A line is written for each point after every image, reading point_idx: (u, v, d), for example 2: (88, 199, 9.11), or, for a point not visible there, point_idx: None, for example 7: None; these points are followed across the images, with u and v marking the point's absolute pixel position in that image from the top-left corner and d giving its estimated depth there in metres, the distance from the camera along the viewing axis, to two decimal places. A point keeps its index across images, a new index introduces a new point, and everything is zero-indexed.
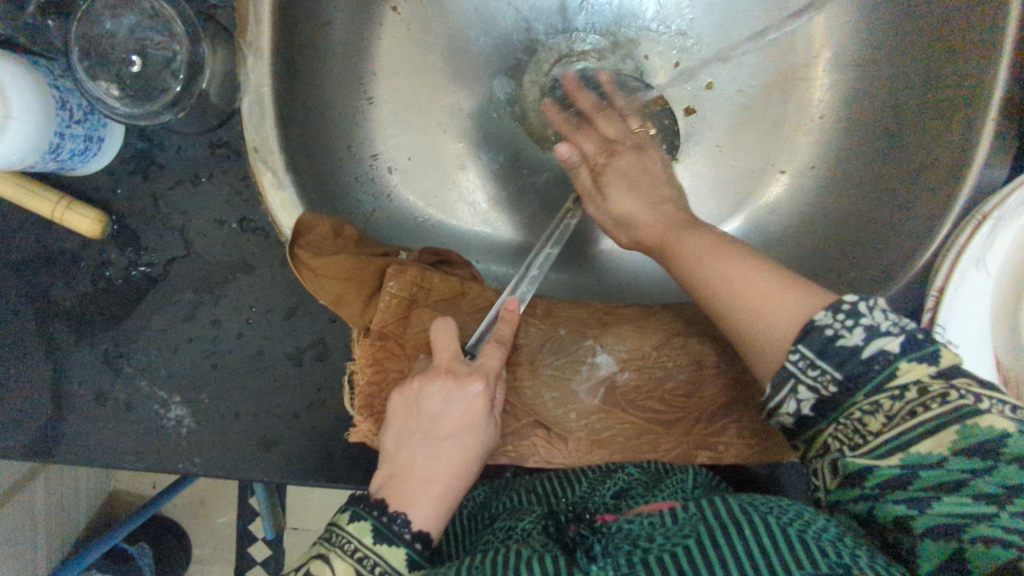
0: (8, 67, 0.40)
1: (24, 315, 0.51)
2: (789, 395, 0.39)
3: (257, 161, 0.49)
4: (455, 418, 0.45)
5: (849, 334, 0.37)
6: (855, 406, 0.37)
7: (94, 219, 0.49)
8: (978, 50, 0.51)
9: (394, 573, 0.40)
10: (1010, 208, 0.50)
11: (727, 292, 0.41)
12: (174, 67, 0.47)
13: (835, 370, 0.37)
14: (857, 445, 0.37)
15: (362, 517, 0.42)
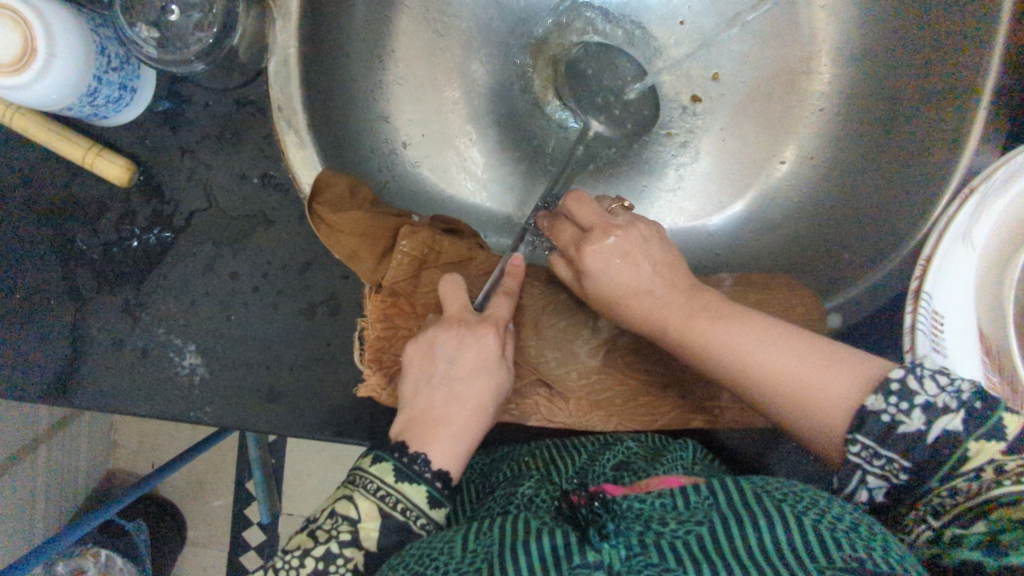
0: (55, 9, 0.42)
1: (48, 260, 0.53)
2: (858, 484, 0.39)
3: (283, 119, 0.51)
4: (470, 372, 0.47)
5: (908, 420, 0.36)
6: (935, 497, 0.37)
7: (123, 166, 0.51)
8: (969, 46, 0.53)
9: (417, 509, 0.42)
10: (997, 183, 0.48)
11: (780, 385, 0.41)
12: (208, 22, 0.49)
13: (898, 459, 0.37)
14: (934, 524, 0.37)
15: (383, 458, 0.43)
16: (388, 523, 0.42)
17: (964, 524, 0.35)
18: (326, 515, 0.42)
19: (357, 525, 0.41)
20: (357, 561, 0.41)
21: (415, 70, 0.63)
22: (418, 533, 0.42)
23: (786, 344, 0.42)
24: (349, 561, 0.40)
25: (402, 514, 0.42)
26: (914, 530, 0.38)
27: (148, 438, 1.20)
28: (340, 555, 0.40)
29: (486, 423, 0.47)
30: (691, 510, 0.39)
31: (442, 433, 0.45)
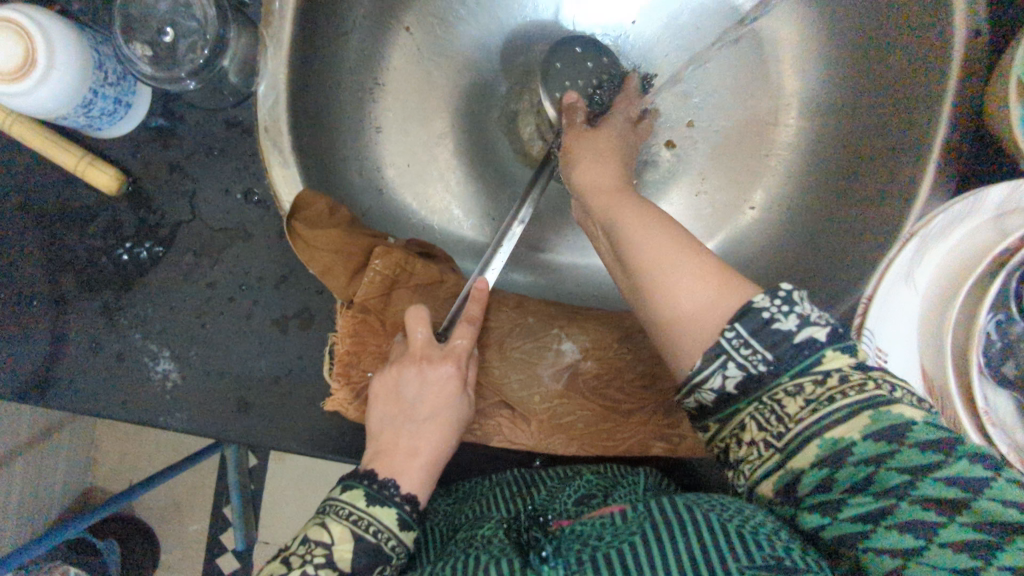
0: (57, 24, 0.45)
1: (35, 262, 0.55)
2: (717, 369, 0.37)
3: (268, 140, 0.54)
4: (433, 401, 0.50)
5: (785, 319, 0.36)
6: (779, 387, 0.36)
7: (113, 176, 0.53)
8: (923, 101, 0.56)
9: (388, 531, 0.43)
10: (932, 232, 0.47)
11: (666, 279, 0.39)
12: (202, 42, 0.50)
13: (765, 350, 0.36)
14: (778, 432, 0.36)
15: (354, 486, 0.44)
16: (361, 544, 0.41)
17: (812, 445, 0.34)
18: (298, 544, 0.41)
19: (331, 548, 0.41)
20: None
21: (427, 43, 0.66)
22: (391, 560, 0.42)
23: (687, 246, 0.40)
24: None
25: (374, 537, 0.42)
26: (751, 426, 0.37)
27: (128, 458, 1.20)
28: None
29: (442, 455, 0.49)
30: (626, 522, 0.40)
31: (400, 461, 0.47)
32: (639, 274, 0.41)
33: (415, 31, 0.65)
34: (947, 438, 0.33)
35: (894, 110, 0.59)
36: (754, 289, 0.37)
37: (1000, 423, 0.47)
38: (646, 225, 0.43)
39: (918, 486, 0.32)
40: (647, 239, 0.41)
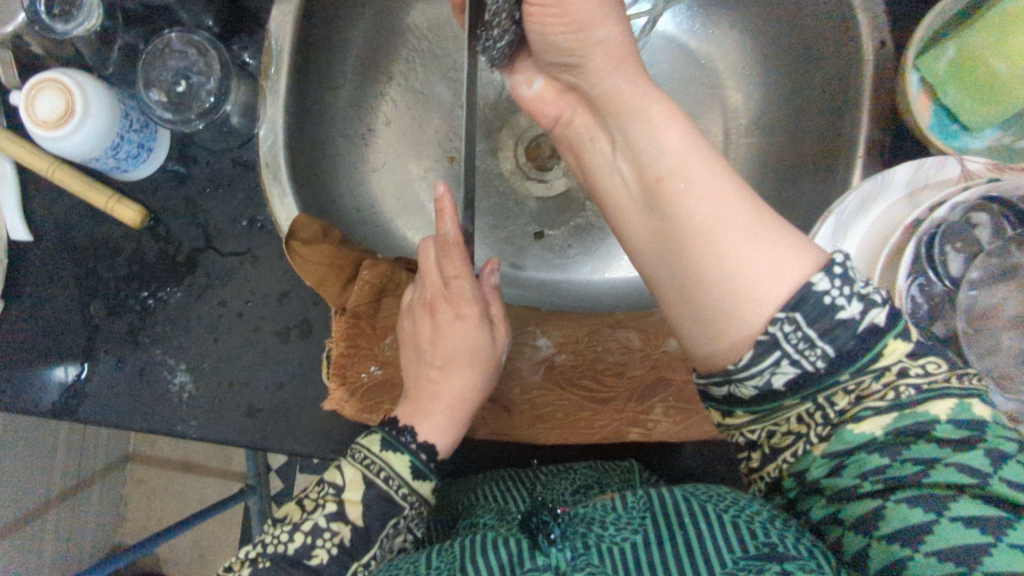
0: (91, 81, 0.54)
1: (70, 292, 0.63)
2: (769, 368, 0.35)
3: (269, 174, 0.62)
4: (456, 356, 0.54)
5: (848, 304, 0.34)
6: (836, 385, 0.36)
7: (136, 211, 0.61)
8: (846, 104, 0.61)
9: (400, 476, 0.49)
10: (847, 209, 0.50)
11: (711, 247, 0.36)
12: (208, 90, 0.60)
13: (824, 345, 0.35)
14: (816, 425, 0.37)
15: (373, 432, 0.51)
16: (369, 492, 0.48)
17: (841, 436, 0.36)
18: (319, 489, 0.49)
19: (342, 496, 0.48)
20: (342, 535, 0.47)
21: (404, 88, 0.75)
22: (403, 507, 0.49)
23: (743, 208, 0.36)
24: (336, 535, 0.47)
25: (385, 483, 0.48)
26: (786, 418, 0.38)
27: (155, 517, 1.19)
28: (327, 528, 0.47)
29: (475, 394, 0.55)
30: (627, 514, 0.43)
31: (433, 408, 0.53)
32: (684, 237, 0.38)
33: (398, 82, 0.74)
34: (973, 433, 0.34)
35: (823, 113, 0.64)
36: (814, 263, 0.35)
37: None
38: (691, 176, 0.38)
39: (930, 475, 0.34)
40: (698, 201, 0.37)
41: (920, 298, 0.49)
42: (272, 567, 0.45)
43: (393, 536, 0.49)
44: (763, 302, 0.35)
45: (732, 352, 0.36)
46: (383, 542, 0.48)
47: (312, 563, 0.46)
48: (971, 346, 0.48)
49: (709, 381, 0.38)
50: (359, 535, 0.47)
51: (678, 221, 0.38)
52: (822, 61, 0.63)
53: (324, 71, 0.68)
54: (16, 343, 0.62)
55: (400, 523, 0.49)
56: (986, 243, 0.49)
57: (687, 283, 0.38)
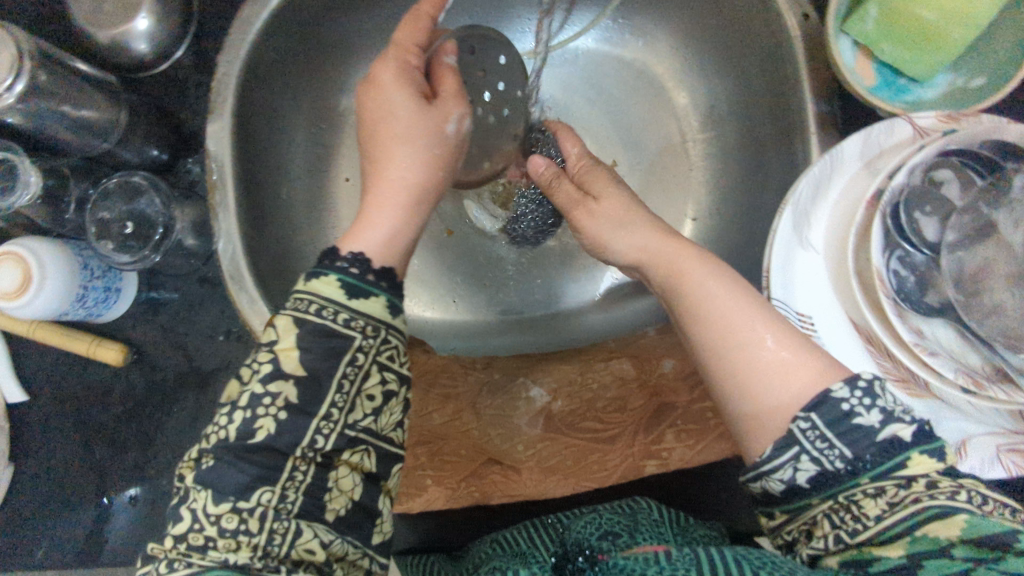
0: (45, 242, 0.56)
1: (73, 439, 0.64)
2: (789, 461, 0.36)
3: (235, 285, 0.62)
4: (414, 137, 0.49)
5: (866, 412, 0.36)
6: (857, 488, 0.35)
7: (118, 350, 0.63)
8: (788, 86, 0.59)
9: (380, 322, 0.40)
10: (801, 198, 0.49)
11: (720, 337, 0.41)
12: (156, 224, 0.61)
13: (841, 445, 0.35)
14: (859, 531, 0.34)
15: (324, 273, 0.40)
16: (303, 334, 0.38)
17: (901, 543, 0.33)
18: (249, 365, 0.38)
19: (275, 347, 0.38)
20: (287, 394, 0.37)
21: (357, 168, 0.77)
22: (354, 336, 0.38)
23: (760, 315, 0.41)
24: (278, 397, 0.36)
25: (321, 316, 0.38)
26: (824, 523, 0.36)
27: None
28: (265, 393, 0.36)
29: (423, 207, 0.49)
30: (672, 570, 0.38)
31: (388, 187, 0.48)
32: (708, 347, 0.41)
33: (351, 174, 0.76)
34: None
35: (773, 96, 0.61)
36: (838, 377, 0.37)
37: (947, 354, 0.44)
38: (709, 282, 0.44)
39: None
40: (719, 300, 0.42)
41: (904, 272, 0.46)
42: (224, 459, 0.36)
43: (360, 381, 0.39)
44: (784, 405, 0.37)
45: (755, 441, 0.38)
46: (348, 389, 0.38)
47: (260, 437, 0.36)
48: (971, 313, 0.44)
49: (746, 480, 0.39)
50: (307, 390, 0.37)
51: (699, 334, 0.42)
52: (755, 47, 0.61)
53: (273, 173, 0.69)
54: (36, 498, 0.64)
55: (361, 360, 0.39)
56: (955, 199, 0.46)
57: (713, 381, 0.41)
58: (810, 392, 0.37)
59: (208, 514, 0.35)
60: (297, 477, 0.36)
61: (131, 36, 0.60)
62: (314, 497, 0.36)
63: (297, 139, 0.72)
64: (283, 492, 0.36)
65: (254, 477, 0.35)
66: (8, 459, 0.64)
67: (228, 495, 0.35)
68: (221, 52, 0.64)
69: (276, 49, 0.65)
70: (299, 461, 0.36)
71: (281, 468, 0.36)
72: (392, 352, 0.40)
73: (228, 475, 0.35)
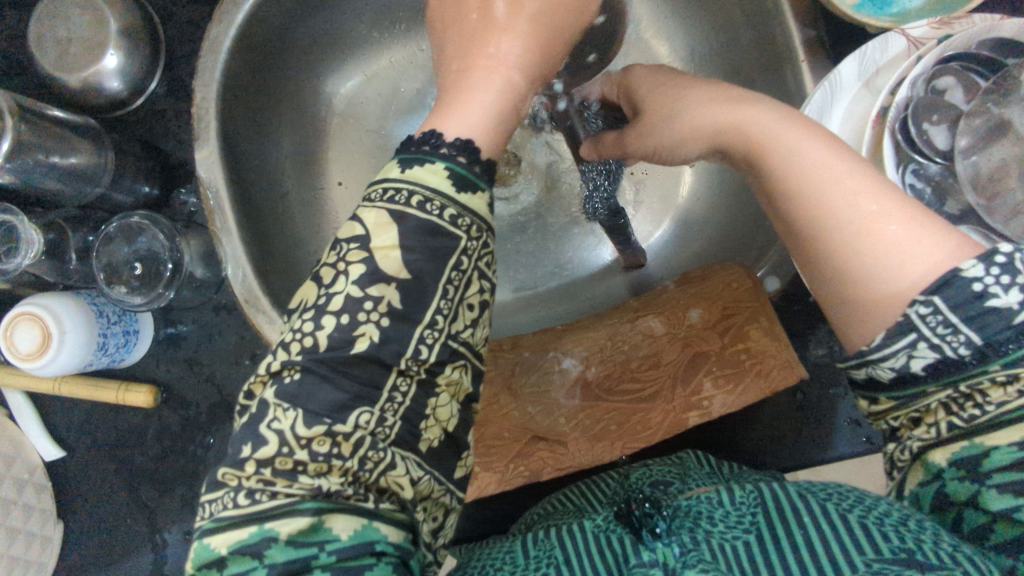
0: (56, 298, 0.55)
1: (118, 486, 0.64)
2: (901, 349, 0.34)
3: (251, 308, 0.61)
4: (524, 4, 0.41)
5: (1004, 293, 0.31)
6: (985, 375, 0.32)
7: (147, 390, 0.62)
8: (770, 18, 0.58)
9: (484, 225, 0.37)
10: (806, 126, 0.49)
11: (832, 212, 0.36)
12: (162, 259, 0.60)
13: (969, 331, 0.32)
14: (978, 417, 0.33)
15: (429, 161, 0.36)
16: (406, 230, 0.35)
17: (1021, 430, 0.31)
18: (331, 254, 0.35)
19: (369, 245, 0.34)
20: (389, 299, 0.34)
21: (345, 170, 0.76)
22: (460, 236, 0.36)
23: (868, 187, 0.36)
24: (381, 301, 0.34)
25: (424, 211, 0.35)
26: (938, 410, 0.34)
27: None
28: (367, 297, 0.34)
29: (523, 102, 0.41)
30: (736, 510, 0.40)
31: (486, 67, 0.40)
32: (806, 227, 0.37)
33: (341, 177, 0.75)
34: None
35: (754, 31, 0.60)
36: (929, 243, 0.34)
37: None
38: (802, 153, 0.38)
39: None
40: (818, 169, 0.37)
41: (919, 183, 0.46)
42: (304, 390, 0.33)
43: (463, 289, 0.36)
44: (894, 294, 0.33)
45: (864, 333, 0.35)
46: (453, 295, 0.36)
47: (363, 347, 0.34)
48: (994, 215, 0.44)
49: (849, 363, 0.37)
50: (411, 294, 0.35)
51: (792, 203, 0.38)
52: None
53: (267, 189, 0.68)
54: (91, 548, 0.64)
55: (466, 264, 0.36)
56: (960, 103, 0.46)
57: (812, 265, 0.37)
58: (934, 275, 0.33)
59: (297, 437, 0.32)
60: (398, 397, 0.35)
61: (103, 75, 0.59)
62: (412, 425, 0.35)
63: (283, 151, 0.71)
64: (381, 415, 0.34)
65: (352, 396, 0.33)
66: (57, 516, 0.63)
67: (322, 416, 0.32)
68: (194, 76, 0.62)
69: (249, 63, 0.64)
70: (401, 377, 0.35)
71: (382, 386, 0.34)
72: (488, 259, 0.38)
73: (321, 394, 0.33)
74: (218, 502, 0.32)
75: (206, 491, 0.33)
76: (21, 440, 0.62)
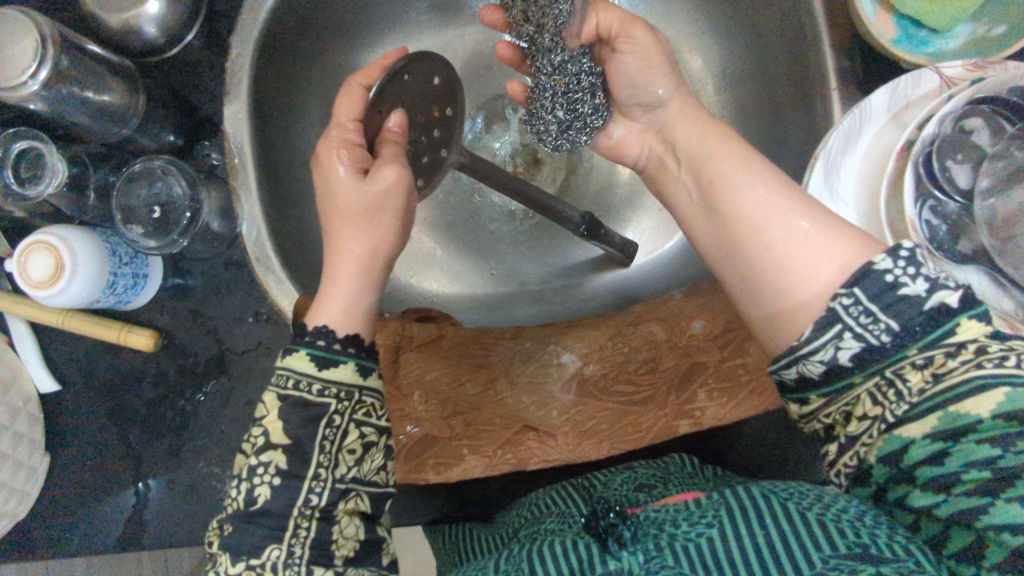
0: (72, 232, 0.56)
1: (109, 426, 0.65)
2: (831, 343, 0.37)
3: (262, 267, 0.62)
4: (357, 212, 0.50)
5: (912, 283, 0.36)
6: (905, 359, 0.36)
7: (149, 335, 0.63)
8: (808, 42, 0.58)
9: (354, 387, 0.43)
10: (834, 149, 0.50)
11: (770, 228, 0.41)
12: (180, 207, 0.61)
13: (887, 319, 0.36)
14: (900, 409, 0.36)
15: (297, 349, 0.43)
16: (287, 408, 0.42)
17: (935, 417, 0.34)
18: (247, 439, 0.43)
19: (265, 422, 0.42)
20: (277, 461, 0.41)
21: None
22: (328, 403, 0.42)
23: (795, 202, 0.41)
24: (270, 466, 0.41)
25: (298, 390, 0.42)
26: (864, 403, 0.37)
27: None
28: (259, 463, 0.41)
29: (373, 275, 0.50)
30: (699, 511, 0.41)
31: (343, 259, 0.50)
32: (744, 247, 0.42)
33: None
34: None
35: (789, 55, 0.61)
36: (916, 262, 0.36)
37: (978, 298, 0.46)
38: (740, 179, 0.44)
39: None
40: (748, 194, 0.43)
41: (936, 220, 0.47)
42: (239, 528, 0.41)
43: (340, 439, 0.42)
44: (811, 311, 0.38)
45: (790, 335, 0.39)
46: (330, 448, 0.42)
47: (260, 503, 0.41)
48: (1006, 258, 0.45)
49: (778, 366, 0.40)
50: (294, 456, 0.41)
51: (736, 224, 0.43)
52: (772, 7, 0.61)
53: (289, 152, 0.69)
54: (74, 485, 0.64)
55: (338, 421, 0.42)
56: (987, 145, 0.47)
57: (751, 276, 0.42)
58: (853, 267, 0.38)
59: (229, 574, 0.40)
60: (302, 533, 0.41)
61: (142, 19, 0.60)
62: (323, 550, 0.41)
63: (310, 119, 0.71)
64: (290, 549, 0.40)
65: (265, 537, 0.40)
66: (45, 448, 0.64)
67: (243, 555, 0.40)
68: (233, 31, 0.63)
69: (289, 26, 0.65)
70: (300, 520, 0.41)
71: (285, 529, 0.41)
72: (367, 410, 0.44)
73: (244, 538, 0.40)
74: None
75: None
76: (20, 369, 0.63)
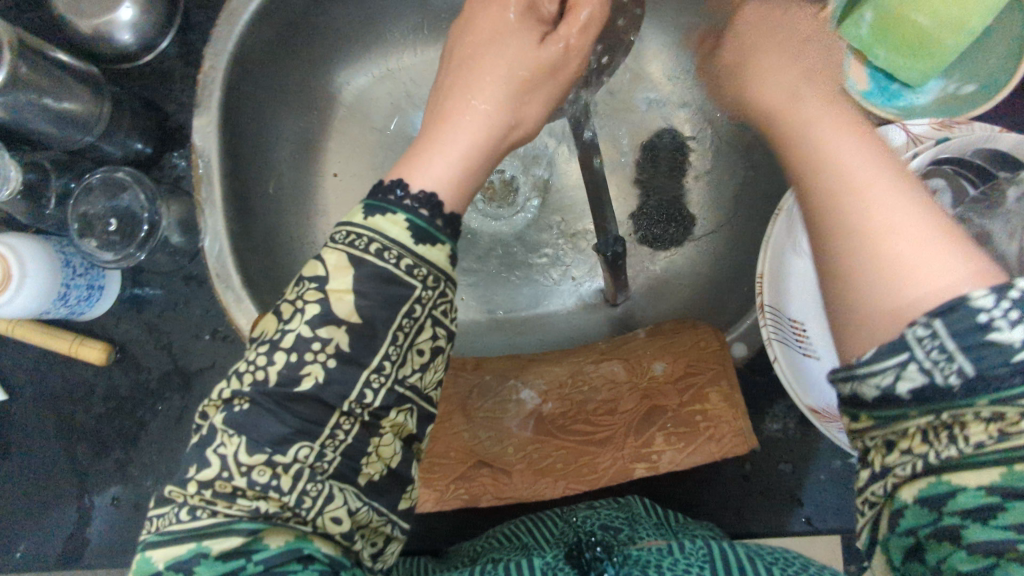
0: (25, 240, 0.55)
1: (54, 439, 0.63)
2: (891, 369, 0.30)
3: (221, 284, 0.60)
4: (511, 81, 0.42)
5: (1008, 327, 0.28)
6: (970, 409, 0.29)
7: (101, 348, 0.62)
8: None
9: (442, 276, 0.38)
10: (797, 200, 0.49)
11: (849, 211, 0.33)
12: (139, 221, 0.60)
13: (963, 359, 0.28)
14: (956, 459, 0.29)
15: (390, 210, 0.37)
16: (360, 277, 0.36)
17: (1001, 475, 0.28)
18: (295, 301, 0.36)
19: (326, 288, 0.36)
20: (338, 341, 0.35)
21: (344, 163, 0.75)
22: (415, 285, 0.37)
23: (887, 188, 0.33)
24: (329, 344, 0.35)
25: (380, 258, 0.36)
26: (912, 439, 0.31)
27: None
28: (316, 338, 0.35)
29: (496, 148, 0.43)
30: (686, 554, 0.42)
31: (469, 117, 0.41)
32: (823, 223, 0.34)
33: (338, 171, 0.75)
34: None
35: None
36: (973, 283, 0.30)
37: None
38: (840, 137, 0.36)
39: None
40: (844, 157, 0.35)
41: None
42: (255, 415, 0.35)
43: (414, 335, 0.37)
44: (911, 301, 0.30)
45: (852, 345, 0.32)
46: (402, 342, 0.37)
47: (308, 386, 0.35)
48: None
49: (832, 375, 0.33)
50: (359, 340, 0.36)
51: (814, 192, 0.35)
52: None
53: (260, 167, 0.68)
54: (14, 497, 0.62)
55: (418, 312, 0.37)
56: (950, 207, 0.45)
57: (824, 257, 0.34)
58: (940, 298, 0.30)
59: (240, 464, 0.34)
60: (338, 436, 0.36)
61: (114, 26, 0.60)
62: (352, 460, 0.36)
63: (283, 136, 0.71)
64: (321, 450, 0.35)
65: (293, 433, 0.35)
66: None
67: (264, 447, 0.34)
68: (207, 43, 0.62)
69: (267, 39, 0.64)
70: (344, 418, 0.36)
71: (323, 424, 0.35)
72: (445, 308, 0.39)
73: (265, 426, 0.34)
74: (165, 516, 0.35)
75: (153, 506, 0.35)
76: None
